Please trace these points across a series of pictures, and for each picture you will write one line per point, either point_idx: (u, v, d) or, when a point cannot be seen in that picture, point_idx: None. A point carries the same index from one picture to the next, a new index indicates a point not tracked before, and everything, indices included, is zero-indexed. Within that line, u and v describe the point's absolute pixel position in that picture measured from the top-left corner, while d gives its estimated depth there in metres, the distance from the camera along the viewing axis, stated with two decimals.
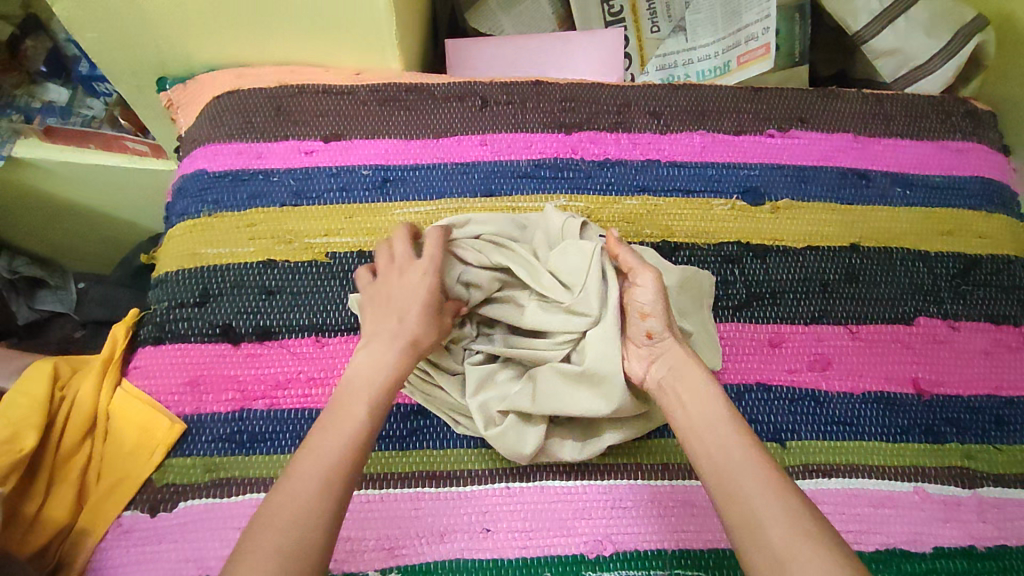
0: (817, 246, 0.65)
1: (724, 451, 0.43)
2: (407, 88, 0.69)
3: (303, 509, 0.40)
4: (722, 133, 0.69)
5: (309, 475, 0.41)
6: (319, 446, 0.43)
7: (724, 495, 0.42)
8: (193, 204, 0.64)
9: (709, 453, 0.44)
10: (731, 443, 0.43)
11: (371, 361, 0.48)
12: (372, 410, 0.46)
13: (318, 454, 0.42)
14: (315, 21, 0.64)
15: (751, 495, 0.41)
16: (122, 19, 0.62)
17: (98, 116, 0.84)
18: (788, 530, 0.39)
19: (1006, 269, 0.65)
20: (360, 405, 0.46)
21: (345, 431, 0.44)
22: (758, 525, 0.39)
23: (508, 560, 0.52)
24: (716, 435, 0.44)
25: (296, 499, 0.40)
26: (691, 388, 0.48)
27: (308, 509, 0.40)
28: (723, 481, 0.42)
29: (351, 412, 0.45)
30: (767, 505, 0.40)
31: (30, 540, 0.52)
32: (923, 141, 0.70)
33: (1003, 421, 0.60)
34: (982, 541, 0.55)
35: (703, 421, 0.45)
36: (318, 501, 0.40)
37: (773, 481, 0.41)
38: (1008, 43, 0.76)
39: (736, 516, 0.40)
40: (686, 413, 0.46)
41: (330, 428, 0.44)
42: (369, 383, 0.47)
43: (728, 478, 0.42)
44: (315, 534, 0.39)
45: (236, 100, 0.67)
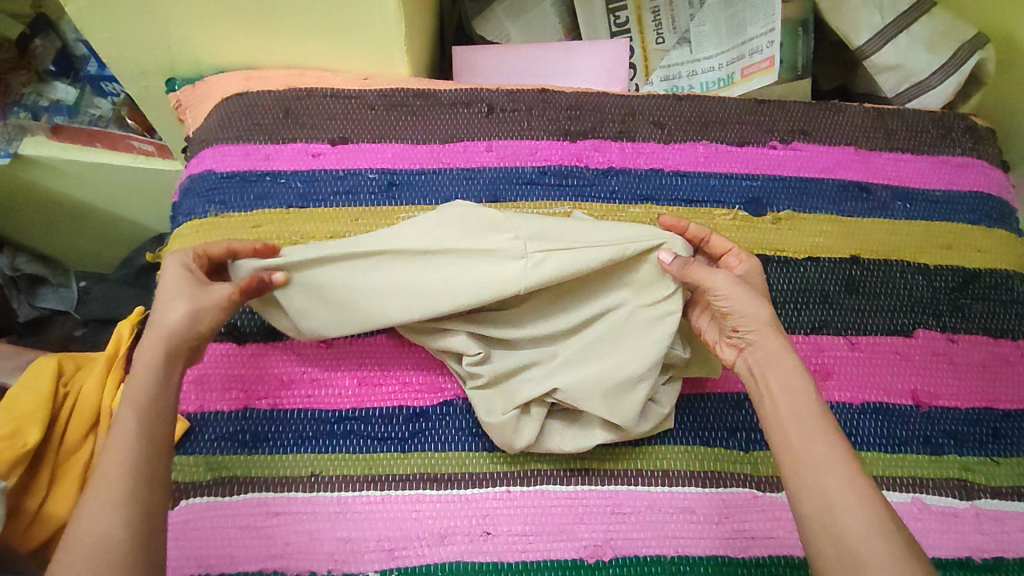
0: (818, 257, 0.65)
1: (818, 448, 0.43)
2: (413, 93, 0.69)
3: (106, 531, 0.38)
4: (725, 143, 0.69)
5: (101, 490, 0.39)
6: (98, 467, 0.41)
7: (811, 486, 0.42)
8: (201, 203, 0.64)
9: (802, 442, 0.44)
10: (824, 434, 0.44)
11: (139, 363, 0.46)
12: (139, 411, 0.43)
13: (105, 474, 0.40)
14: (325, 25, 0.64)
15: (831, 493, 0.41)
16: (134, 19, 0.63)
17: (106, 114, 0.84)
18: (867, 528, 0.40)
19: (1004, 284, 0.66)
20: (127, 412, 0.43)
21: (127, 439, 0.42)
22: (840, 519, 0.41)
23: (507, 563, 0.52)
24: (811, 425, 0.45)
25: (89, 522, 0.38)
26: (782, 380, 0.47)
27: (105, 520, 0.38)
28: (811, 470, 0.43)
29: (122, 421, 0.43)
30: (852, 499, 0.41)
31: (31, 535, 0.53)
32: (924, 156, 0.71)
33: (1000, 434, 0.61)
34: (979, 553, 0.55)
35: (793, 414, 0.45)
36: (120, 516, 0.39)
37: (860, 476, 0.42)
38: (1008, 60, 0.77)
39: (816, 510, 0.42)
40: (777, 405, 0.46)
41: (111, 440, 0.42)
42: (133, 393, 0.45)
43: (813, 474, 0.42)
44: (117, 549, 0.38)
45: (246, 102, 0.68)
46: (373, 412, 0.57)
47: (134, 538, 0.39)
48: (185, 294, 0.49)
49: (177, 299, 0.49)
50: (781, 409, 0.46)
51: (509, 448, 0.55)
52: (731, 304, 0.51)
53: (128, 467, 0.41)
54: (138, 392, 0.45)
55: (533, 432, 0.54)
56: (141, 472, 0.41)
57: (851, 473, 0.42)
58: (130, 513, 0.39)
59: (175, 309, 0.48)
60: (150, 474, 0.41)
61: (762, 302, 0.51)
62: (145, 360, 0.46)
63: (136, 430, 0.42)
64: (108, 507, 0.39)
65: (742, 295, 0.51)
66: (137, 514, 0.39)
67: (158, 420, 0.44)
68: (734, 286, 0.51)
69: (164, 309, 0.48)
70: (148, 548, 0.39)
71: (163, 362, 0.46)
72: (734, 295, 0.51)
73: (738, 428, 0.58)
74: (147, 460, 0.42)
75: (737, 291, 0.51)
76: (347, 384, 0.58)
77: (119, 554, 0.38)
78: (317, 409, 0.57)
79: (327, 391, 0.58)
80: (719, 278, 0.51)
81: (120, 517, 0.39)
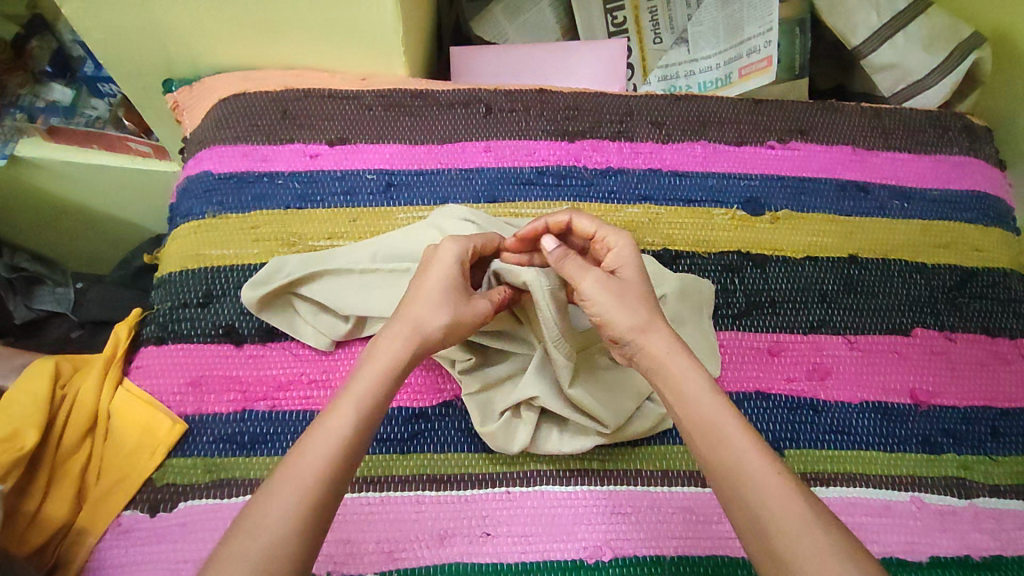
0: (816, 257, 0.65)
1: (737, 456, 0.41)
2: (412, 93, 0.69)
3: (281, 524, 0.38)
4: (723, 143, 0.69)
5: (290, 485, 0.39)
6: (306, 453, 0.41)
7: (732, 494, 0.41)
8: (198, 205, 0.64)
9: (720, 453, 0.42)
10: (742, 439, 0.42)
11: (373, 356, 0.46)
12: (361, 408, 0.43)
13: (297, 468, 0.40)
14: (322, 25, 0.64)
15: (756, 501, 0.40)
16: (131, 21, 0.63)
17: (102, 116, 0.84)
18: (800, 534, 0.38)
19: (1002, 283, 0.66)
20: (349, 406, 0.43)
21: (335, 432, 0.42)
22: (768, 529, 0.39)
23: (507, 564, 0.52)
24: (727, 432, 0.42)
25: (274, 506, 0.38)
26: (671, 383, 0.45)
27: (284, 515, 0.38)
28: (733, 483, 0.41)
29: (341, 415, 0.43)
30: (776, 503, 0.39)
31: (27, 539, 0.52)
32: (921, 155, 0.71)
33: (998, 432, 0.61)
34: (978, 551, 0.56)
35: (700, 421, 0.43)
36: (299, 514, 0.38)
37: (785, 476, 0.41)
38: (1004, 60, 0.77)
39: (745, 522, 0.40)
40: (682, 412, 0.44)
41: (317, 430, 0.42)
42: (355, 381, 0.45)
43: (733, 483, 0.41)
44: (292, 541, 0.38)
45: (243, 103, 0.68)
46: None
47: (304, 542, 0.38)
48: (440, 297, 0.48)
49: (439, 302, 0.48)
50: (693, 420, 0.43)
51: (506, 450, 0.55)
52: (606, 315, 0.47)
53: (321, 462, 0.40)
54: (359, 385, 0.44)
55: (528, 435, 0.55)
56: (335, 479, 0.41)
57: (773, 475, 0.41)
58: (315, 508, 0.39)
59: (440, 307, 0.48)
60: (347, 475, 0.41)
61: (637, 304, 0.47)
62: (378, 355, 0.46)
63: (349, 428, 0.42)
64: (288, 497, 0.39)
65: (617, 303, 0.47)
66: (319, 509, 0.39)
67: (372, 421, 0.44)
68: (603, 286, 0.48)
69: (418, 311, 0.48)
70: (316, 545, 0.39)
71: (400, 363, 0.46)
72: (604, 298, 0.48)
73: None
74: (341, 466, 0.41)
75: (611, 298, 0.47)
76: None
77: (292, 547, 0.37)
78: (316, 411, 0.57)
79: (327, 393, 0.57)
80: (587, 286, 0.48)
81: (303, 509, 0.39)
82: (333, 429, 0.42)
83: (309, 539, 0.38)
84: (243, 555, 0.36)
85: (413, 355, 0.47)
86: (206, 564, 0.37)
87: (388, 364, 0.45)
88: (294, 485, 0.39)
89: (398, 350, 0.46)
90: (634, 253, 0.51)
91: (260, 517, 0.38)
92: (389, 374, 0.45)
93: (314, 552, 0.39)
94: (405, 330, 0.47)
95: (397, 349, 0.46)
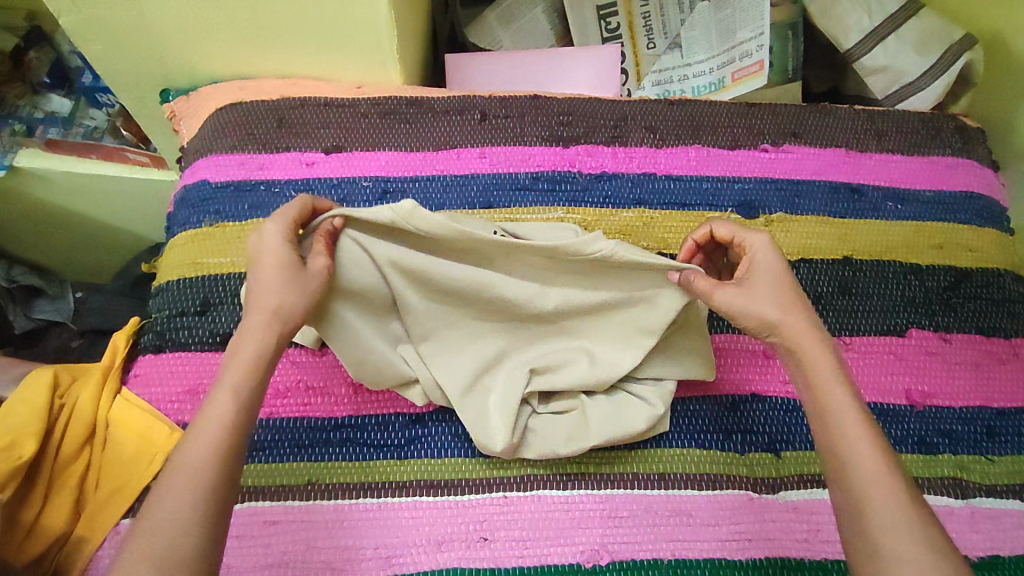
0: (811, 259, 0.66)
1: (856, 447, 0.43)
2: (407, 102, 0.70)
3: (175, 521, 0.38)
4: (716, 147, 0.70)
5: (175, 485, 0.39)
6: (186, 454, 0.40)
7: (839, 475, 0.43)
8: (194, 214, 0.64)
9: (836, 444, 0.44)
10: (861, 431, 0.43)
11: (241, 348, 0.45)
12: (236, 397, 0.43)
13: (183, 465, 0.40)
14: (317, 33, 0.65)
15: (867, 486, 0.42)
16: (127, 32, 0.63)
17: (100, 126, 0.84)
18: (899, 524, 0.40)
19: (996, 283, 0.66)
20: (223, 396, 0.43)
21: (212, 426, 0.42)
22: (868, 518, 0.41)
23: (505, 568, 0.53)
24: (849, 423, 0.44)
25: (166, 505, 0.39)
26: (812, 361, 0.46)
27: (175, 512, 0.38)
28: (844, 475, 0.43)
29: (213, 407, 0.42)
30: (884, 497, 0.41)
31: (27, 547, 0.52)
32: (914, 156, 0.71)
33: (994, 432, 0.61)
34: (975, 552, 0.56)
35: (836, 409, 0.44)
36: (191, 509, 0.39)
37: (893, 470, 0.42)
38: (997, 61, 0.78)
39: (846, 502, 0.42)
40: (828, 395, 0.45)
41: (198, 426, 0.42)
42: (231, 368, 0.44)
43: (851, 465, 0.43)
44: (186, 536, 0.38)
45: (239, 112, 0.68)
46: (369, 419, 0.57)
47: (201, 535, 0.38)
48: (283, 281, 0.47)
49: (283, 287, 0.47)
50: (817, 409, 0.45)
51: (489, 450, 0.54)
52: (739, 313, 0.49)
53: (203, 454, 0.41)
54: (233, 375, 0.44)
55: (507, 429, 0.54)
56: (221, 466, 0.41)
57: (883, 470, 0.42)
58: (206, 498, 0.39)
59: (280, 289, 0.47)
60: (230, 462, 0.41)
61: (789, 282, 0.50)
62: (249, 346, 0.45)
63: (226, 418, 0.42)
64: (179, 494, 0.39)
65: (756, 303, 0.48)
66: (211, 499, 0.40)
67: (250, 410, 0.43)
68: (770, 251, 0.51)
69: (270, 297, 0.46)
70: (214, 534, 0.39)
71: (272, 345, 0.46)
72: (769, 255, 0.51)
73: (734, 430, 0.59)
74: (223, 454, 0.41)
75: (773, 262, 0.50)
76: (342, 392, 0.58)
77: (191, 542, 0.38)
78: (313, 417, 0.57)
79: (325, 400, 0.58)
80: (722, 291, 0.49)
81: (195, 507, 0.39)
82: (213, 426, 0.42)
83: (206, 533, 0.39)
84: (138, 558, 0.37)
85: (280, 336, 0.46)
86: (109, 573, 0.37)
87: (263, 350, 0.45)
88: (179, 483, 0.39)
89: (264, 342, 0.45)
90: (772, 248, 0.51)
91: (152, 521, 0.38)
92: (258, 358, 0.45)
93: (218, 540, 0.39)
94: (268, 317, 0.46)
95: (261, 337, 0.45)
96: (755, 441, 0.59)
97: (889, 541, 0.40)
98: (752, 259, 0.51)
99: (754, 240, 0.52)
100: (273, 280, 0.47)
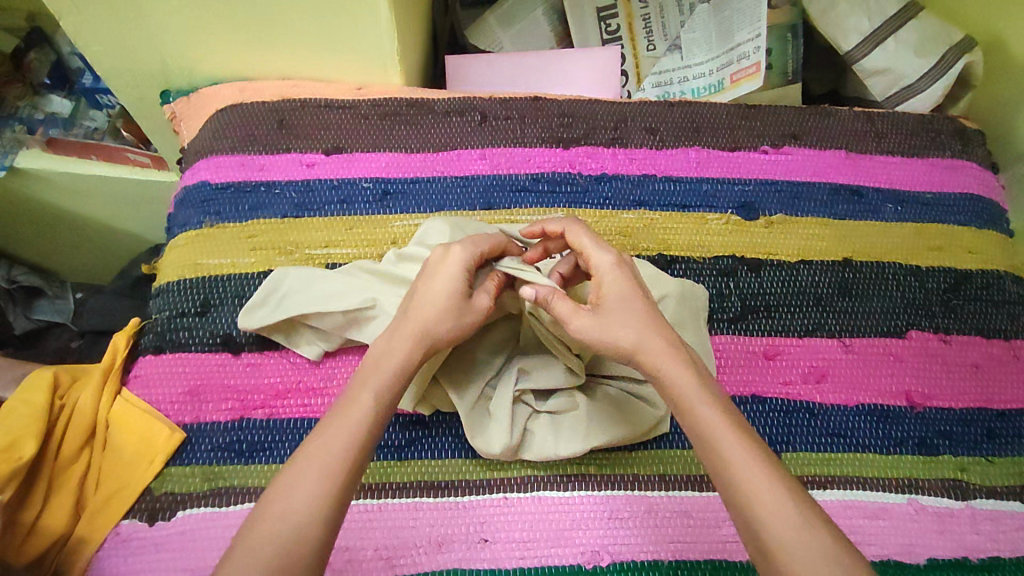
0: (810, 261, 0.66)
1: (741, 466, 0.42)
2: (407, 103, 0.70)
3: (304, 516, 0.40)
4: (716, 149, 0.70)
5: (307, 478, 0.41)
6: (322, 449, 0.42)
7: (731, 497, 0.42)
8: (195, 214, 0.64)
9: (715, 458, 0.43)
10: (738, 445, 0.43)
11: (387, 353, 0.47)
12: (379, 402, 0.45)
13: (317, 459, 0.42)
14: (317, 35, 0.65)
15: (762, 505, 0.41)
16: (128, 33, 0.63)
17: (101, 127, 0.85)
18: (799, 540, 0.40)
19: (995, 284, 0.66)
20: (367, 395, 0.45)
21: (347, 425, 0.43)
22: (764, 534, 0.40)
23: (505, 569, 0.53)
24: (725, 440, 0.43)
25: (293, 505, 0.40)
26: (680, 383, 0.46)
27: (306, 506, 0.40)
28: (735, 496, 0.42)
29: (356, 407, 0.44)
30: (779, 512, 0.41)
31: (26, 549, 0.52)
32: (914, 158, 0.71)
33: (994, 434, 0.61)
34: (975, 553, 0.56)
35: (714, 427, 0.44)
36: (320, 506, 0.40)
37: (780, 479, 0.42)
38: (996, 63, 0.78)
39: (745, 523, 0.42)
40: (705, 414, 0.44)
41: (335, 423, 0.44)
42: (376, 372, 0.46)
43: (743, 486, 0.42)
44: (309, 538, 0.39)
45: (239, 113, 0.68)
46: None
47: (324, 531, 0.40)
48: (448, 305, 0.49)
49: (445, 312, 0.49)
50: (691, 426, 0.45)
51: (489, 451, 0.54)
52: (604, 343, 0.47)
53: (339, 451, 0.42)
54: (375, 378, 0.46)
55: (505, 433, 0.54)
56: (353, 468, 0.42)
57: (771, 483, 0.42)
58: (333, 499, 0.41)
59: (438, 308, 0.49)
60: (357, 474, 0.43)
61: (639, 299, 0.49)
62: (394, 353, 0.47)
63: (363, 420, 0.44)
64: (308, 487, 0.41)
65: (609, 330, 0.47)
66: (338, 509, 0.41)
67: (387, 416, 0.45)
68: (615, 268, 0.51)
69: (426, 317, 0.48)
70: (327, 545, 0.40)
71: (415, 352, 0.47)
72: (614, 273, 0.51)
73: None
74: (355, 457, 0.43)
75: (622, 279, 0.50)
76: None
77: (314, 539, 0.39)
78: (313, 418, 0.57)
79: (325, 401, 0.58)
80: (579, 318, 0.48)
81: (323, 504, 0.40)
82: (350, 423, 0.44)
83: (330, 531, 0.40)
84: (263, 545, 0.38)
85: (425, 350, 0.48)
86: (228, 554, 0.39)
87: (401, 356, 0.47)
88: (312, 475, 0.41)
89: (410, 351, 0.47)
90: (617, 266, 0.51)
91: (281, 512, 0.39)
92: (399, 364, 0.47)
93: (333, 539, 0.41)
94: (416, 331, 0.48)
95: (407, 348, 0.47)
96: None
97: (786, 554, 0.39)
98: (600, 282, 0.50)
99: (599, 257, 0.52)
100: (435, 299, 0.49)
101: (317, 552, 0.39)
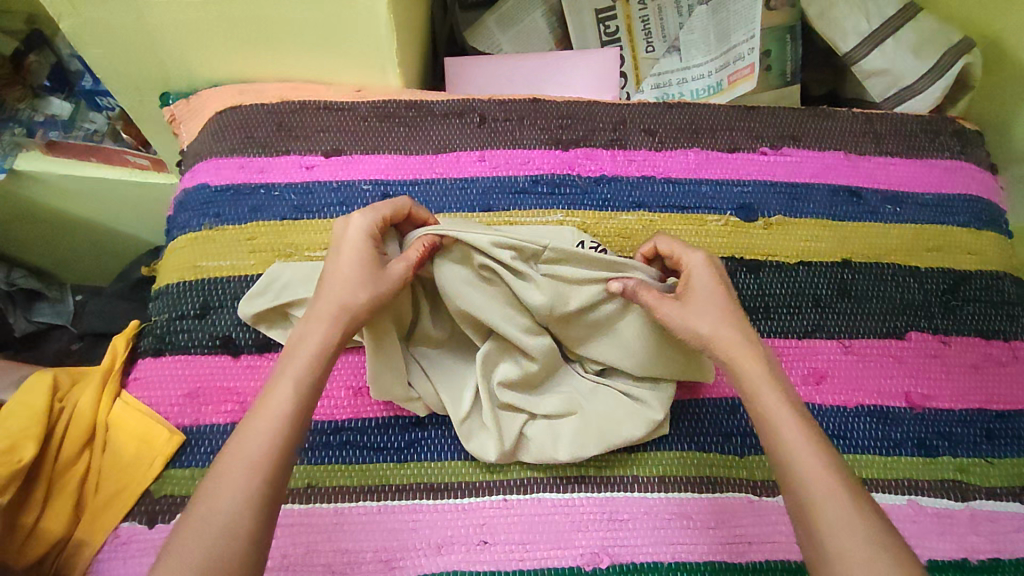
0: (809, 262, 0.66)
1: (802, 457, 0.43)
2: (407, 105, 0.70)
3: (229, 511, 0.39)
4: (715, 150, 0.70)
5: (231, 473, 0.41)
6: (244, 444, 0.42)
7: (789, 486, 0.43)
8: (196, 217, 0.64)
9: (777, 446, 0.45)
10: (801, 436, 0.44)
11: (304, 342, 0.47)
12: (297, 388, 0.45)
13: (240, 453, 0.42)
14: (316, 37, 0.65)
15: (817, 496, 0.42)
16: (128, 36, 0.63)
17: (100, 129, 0.85)
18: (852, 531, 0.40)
19: (995, 285, 0.66)
20: (284, 386, 0.45)
21: (268, 418, 0.44)
22: (815, 518, 0.41)
23: (506, 571, 0.53)
24: (787, 428, 0.45)
25: (219, 500, 0.40)
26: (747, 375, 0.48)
27: (231, 501, 0.40)
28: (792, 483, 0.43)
29: (273, 400, 0.44)
30: (836, 504, 0.41)
31: (27, 552, 0.52)
32: (913, 159, 0.71)
33: (994, 434, 0.61)
34: (975, 554, 0.56)
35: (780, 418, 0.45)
36: (246, 500, 0.40)
37: (837, 470, 0.43)
38: (996, 64, 0.78)
39: (799, 511, 0.43)
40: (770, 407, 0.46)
41: (256, 417, 0.44)
42: (293, 362, 0.47)
43: (803, 475, 0.43)
44: (239, 532, 0.39)
45: (239, 116, 0.68)
46: (370, 422, 0.57)
47: (253, 525, 0.40)
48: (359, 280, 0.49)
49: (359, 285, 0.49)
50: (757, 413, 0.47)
51: (484, 458, 0.55)
52: (684, 332, 0.51)
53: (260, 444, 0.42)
54: (295, 367, 0.46)
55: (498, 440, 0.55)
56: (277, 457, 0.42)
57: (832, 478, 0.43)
58: (259, 491, 0.41)
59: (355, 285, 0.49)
60: (285, 464, 0.43)
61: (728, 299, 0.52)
62: (312, 342, 0.47)
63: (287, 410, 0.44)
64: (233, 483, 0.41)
65: (690, 320, 0.50)
66: (265, 502, 0.41)
67: (310, 406, 0.45)
68: (707, 268, 0.53)
69: (341, 293, 0.49)
70: (260, 538, 0.40)
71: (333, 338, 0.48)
72: (703, 271, 0.53)
73: (734, 433, 0.59)
74: (280, 448, 0.43)
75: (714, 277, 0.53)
76: (342, 396, 0.58)
77: (242, 533, 0.39)
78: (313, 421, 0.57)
79: (325, 403, 0.58)
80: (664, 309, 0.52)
81: (249, 497, 0.40)
82: (271, 415, 0.44)
83: (259, 523, 0.40)
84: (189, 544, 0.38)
85: (342, 331, 0.48)
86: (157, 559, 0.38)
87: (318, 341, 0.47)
88: (236, 470, 0.41)
89: (326, 336, 0.48)
90: (707, 265, 0.53)
91: (207, 511, 0.39)
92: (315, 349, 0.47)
93: (267, 532, 0.41)
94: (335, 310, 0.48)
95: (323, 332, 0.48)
96: (754, 444, 0.58)
97: (834, 539, 0.40)
98: (686, 277, 0.53)
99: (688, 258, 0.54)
100: (347, 277, 0.49)
101: (250, 545, 0.39)
